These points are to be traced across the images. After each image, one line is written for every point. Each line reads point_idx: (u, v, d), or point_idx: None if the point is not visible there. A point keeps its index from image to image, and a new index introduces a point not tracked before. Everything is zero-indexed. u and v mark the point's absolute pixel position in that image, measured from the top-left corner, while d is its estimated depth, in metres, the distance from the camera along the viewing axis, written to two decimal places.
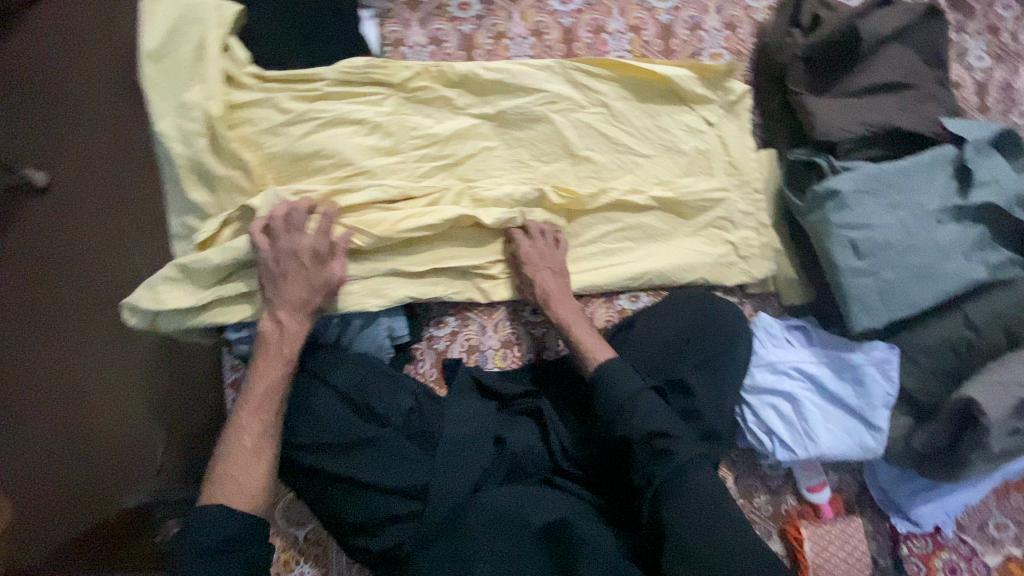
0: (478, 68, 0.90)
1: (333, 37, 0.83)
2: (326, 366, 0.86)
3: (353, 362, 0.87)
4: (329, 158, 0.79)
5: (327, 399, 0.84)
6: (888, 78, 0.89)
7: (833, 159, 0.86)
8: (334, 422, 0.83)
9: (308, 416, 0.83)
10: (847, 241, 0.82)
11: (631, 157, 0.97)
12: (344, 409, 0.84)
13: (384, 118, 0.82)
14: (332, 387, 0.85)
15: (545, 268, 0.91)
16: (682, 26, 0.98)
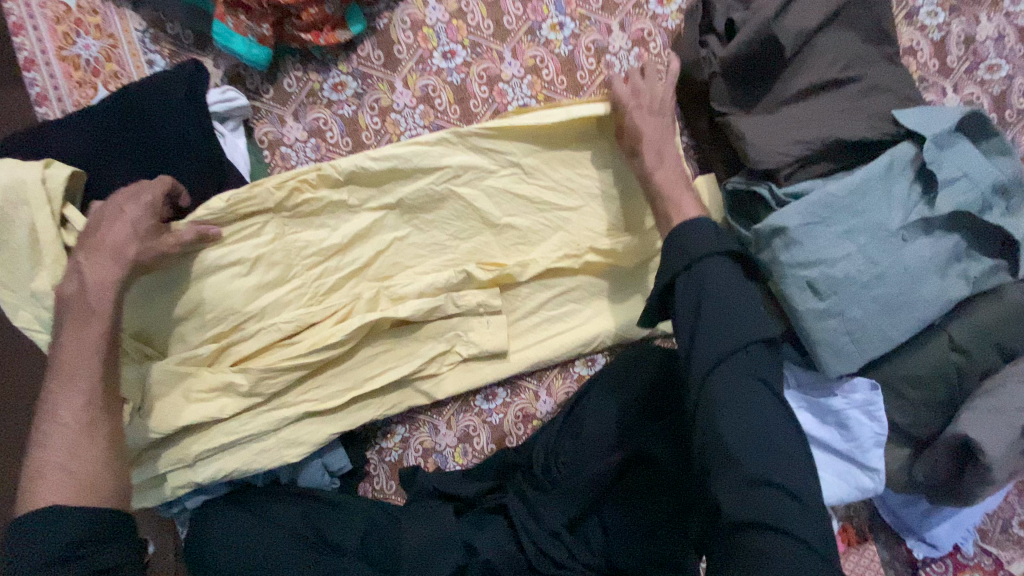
0: (364, 159, 0.77)
1: (190, 170, 0.74)
2: (273, 507, 0.83)
3: (300, 502, 0.84)
4: (215, 308, 0.73)
5: (271, 546, 0.79)
6: (824, 76, 0.77)
7: (776, 187, 0.76)
8: (286, 569, 0.77)
9: (254, 571, 0.78)
10: (802, 281, 0.72)
11: (556, 213, 0.85)
12: (294, 549, 0.79)
13: (266, 250, 0.75)
14: (283, 529, 0.81)
15: (642, 107, 0.78)
16: (585, 53, 0.87)
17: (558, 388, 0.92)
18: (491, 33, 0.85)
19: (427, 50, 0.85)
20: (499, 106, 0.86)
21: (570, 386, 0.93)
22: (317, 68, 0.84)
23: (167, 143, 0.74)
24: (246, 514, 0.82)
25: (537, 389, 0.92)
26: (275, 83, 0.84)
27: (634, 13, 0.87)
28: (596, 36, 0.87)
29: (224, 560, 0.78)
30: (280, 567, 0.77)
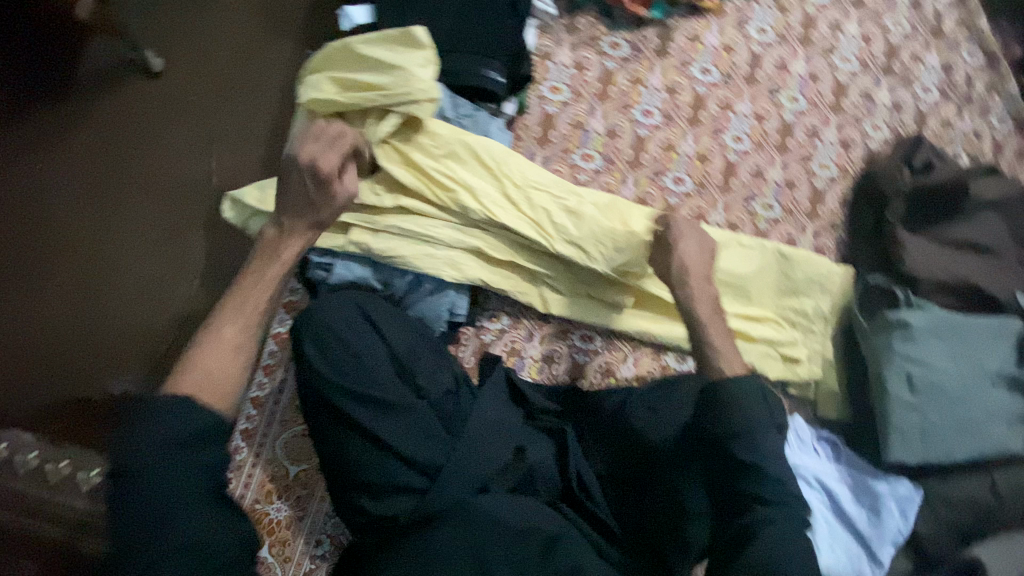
0: (598, 220, 0.90)
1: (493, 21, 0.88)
2: (385, 319, 0.84)
3: (407, 325, 0.86)
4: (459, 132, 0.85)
5: (373, 344, 0.82)
6: (982, 240, 0.92)
7: (911, 295, 0.89)
8: (374, 374, 0.81)
9: (346, 356, 0.80)
10: (904, 373, 0.85)
11: (719, 227, 1.00)
12: (387, 367, 0.82)
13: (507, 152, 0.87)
14: (387, 344, 0.84)
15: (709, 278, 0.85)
16: (802, 128, 1.04)
17: (644, 365, 0.99)
18: (743, 75, 1.03)
19: (691, 59, 1.03)
20: (721, 128, 1.03)
21: (655, 368, 0.99)
22: (607, 26, 1.02)
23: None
24: (358, 311, 0.83)
25: (627, 355, 0.99)
26: (572, 18, 1.02)
27: (851, 121, 1.04)
28: (816, 122, 1.04)
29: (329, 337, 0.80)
30: (372, 371, 0.81)
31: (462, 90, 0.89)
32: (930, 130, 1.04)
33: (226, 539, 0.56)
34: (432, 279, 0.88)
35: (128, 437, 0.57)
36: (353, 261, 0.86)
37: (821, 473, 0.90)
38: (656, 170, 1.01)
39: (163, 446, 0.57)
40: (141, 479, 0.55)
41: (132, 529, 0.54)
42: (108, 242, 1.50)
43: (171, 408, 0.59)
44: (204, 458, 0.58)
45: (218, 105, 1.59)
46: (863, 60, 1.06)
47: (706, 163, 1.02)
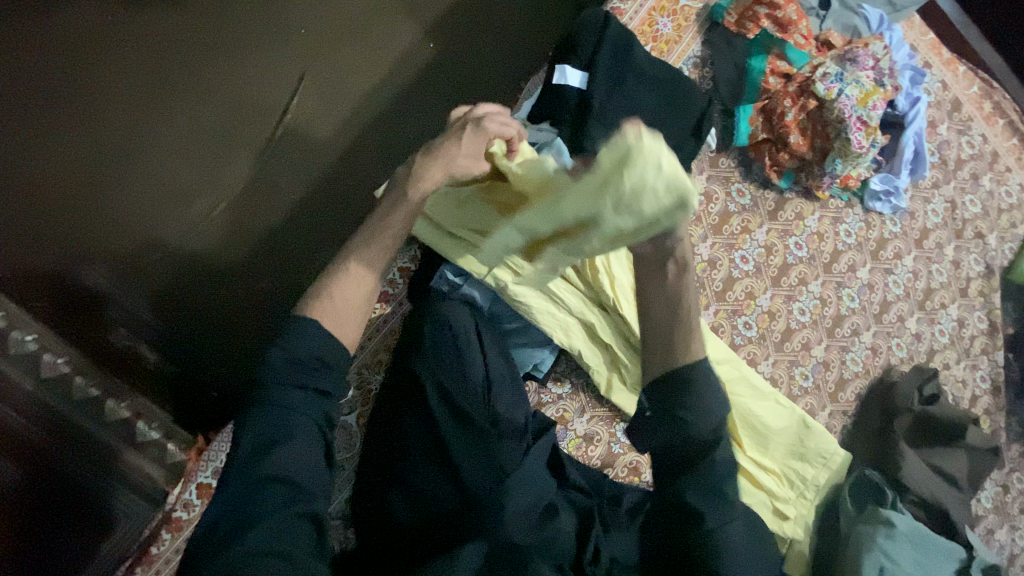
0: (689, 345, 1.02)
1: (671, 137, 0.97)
2: (492, 346, 0.91)
3: (508, 362, 0.93)
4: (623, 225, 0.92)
5: (476, 361, 0.89)
6: (953, 473, 1.11)
7: (897, 499, 1.05)
8: (466, 391, 0.87)
9: (451, 363, 0.87)
10: (879, 565, 0.97)
11: (763, 379, 1.12)
12: (478, 389, 0.88)
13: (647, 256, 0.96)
14: (486, 366, 0.90)
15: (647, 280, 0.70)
16: (849, 324, 1.21)
17: None
18: (822, 262, 1.20)
19: (792, 231, 1.18)
20: (793, 297, 1.17)
21: None
22: (740, 173, 1.15)
23: (676, 119, 0.98)
24: (476, 327, 0.91)
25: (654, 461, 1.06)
26: (717, 155, 1.14)
27: (884, 333, 1.23)
28: (859, 323, 1.21)
29: (444, 344, 0.88)
30: (466, 388, 0.87)
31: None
32: (935, 365, 1.26)
33: (317, 474, 0.66)
34: (538, 333, 0.96)
35: (278, 357, 0.67)
36: (479, 286, 0.95)
37: None
38: (735, 309, 1.13)
39: (298, 375, 0.67)
40: (280, 394, 0.67)
41: (260, 435, 0.65)
42: (147, 111, 1.24)
43: (314, 345, 0.68)
44: (320, 395, 0.69)
45: (325, 37, 1.38)
46: (907, 289, 1.26)
47: (772, 320, 1.15)
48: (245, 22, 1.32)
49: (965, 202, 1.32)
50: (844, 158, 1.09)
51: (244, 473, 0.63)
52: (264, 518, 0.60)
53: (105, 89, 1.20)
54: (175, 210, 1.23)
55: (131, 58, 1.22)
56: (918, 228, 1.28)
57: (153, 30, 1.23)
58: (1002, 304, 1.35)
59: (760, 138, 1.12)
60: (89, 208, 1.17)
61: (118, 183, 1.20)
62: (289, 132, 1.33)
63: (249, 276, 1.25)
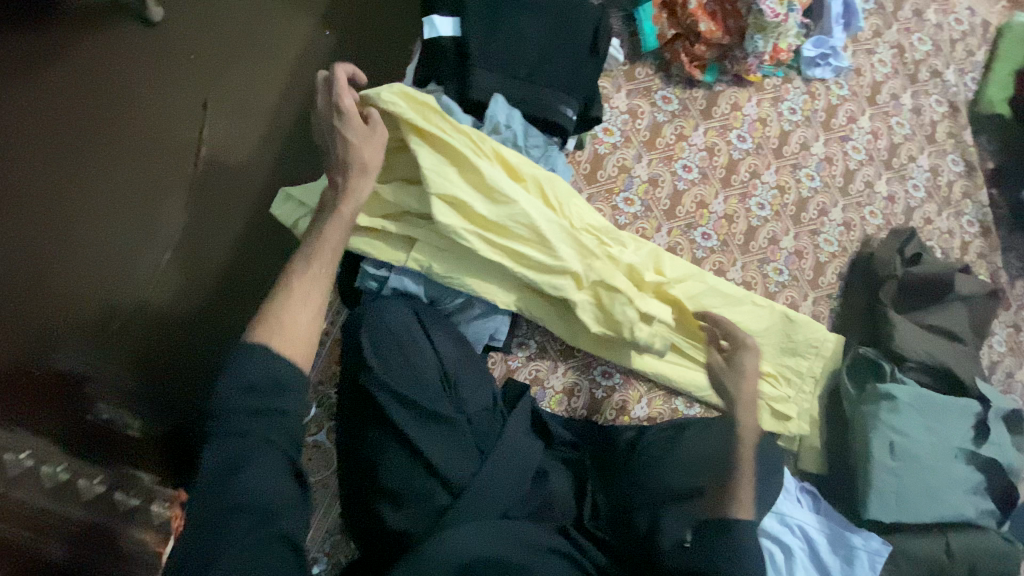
0: (646, 270, 0.96)
1: (570, 59, 0.89)
2: (441, 333, 0.87)
3: (463, 343, 0.88)
4: (531, 176, 0.86)
5: (425, 353, 0.84)
6: (950, 327, 1.07)
7: (895, 369, 1.02)
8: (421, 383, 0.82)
9: (401, 358, 0.83)
10: (887, 440, 0.95)
11: (735, 287, 1.07)
12: (435, 378, 0.84)
13: (568, 198, 0.90)
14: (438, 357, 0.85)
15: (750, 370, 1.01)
16: (814, 205, 1.14)
17: (656, 407, 1.04)
18: (772, 149, 1.13)
19: (732, 125, 1.11)
20: (748, 193, 1.11)
21: (666, 410, 1.04)
22: (662, 79, 1.08)
23: (569, 37, 0.90)
24: (415, 318, 0.86)
25: (642, 395, 1.04)
26: (631, 67, 1.07)
27: (855, 206, 1.17)
28: (826, 201, 1.15)
29: (386, 340, 0.83)
30: (420, 379, 0.83)
31: (535, 121, 0.89)
32: (915, 224, 1.19)
33: (282, 498, 0.64)
34: (483, 303, 0.89)
35: (231, 385, 0.66)
36: (408, 273, 0.88)
37: (807, 526, 0.98)
38: (688, 223, 1.07)
39: (249, 399, 0.65)
40: (235, 418, 0.64)
41: (221, 461, 0.63)
42: (67, 177, 1.20)
43: (260, 368, 0.67)
44: (277, 416, 0.66)
45: (220, 61, 1.34)
46: (870, 152, 1.18)
47: (731, 224, 1.10)
48: (139, 67, 1.29)
49: (912, 43, 1.23)
50: (763, 32, 1.05)
51: (208, 500, 0.62)
52: (231, 553, 0.58)
53: (27, 172, 1.16)
54: (124, 271, 1.21)
55: (43, 134, 1.20)
56: (869, 84, 1.20)
57: (62, 102, 1.22)
58: (975, 140, 1.27)
59: (668, 36, 1.07)
60: (36, 288, 1.13)
61: (59, 258, 1.17)
62: (210, 163, 1.29)
63: (215, 318, 1.22)
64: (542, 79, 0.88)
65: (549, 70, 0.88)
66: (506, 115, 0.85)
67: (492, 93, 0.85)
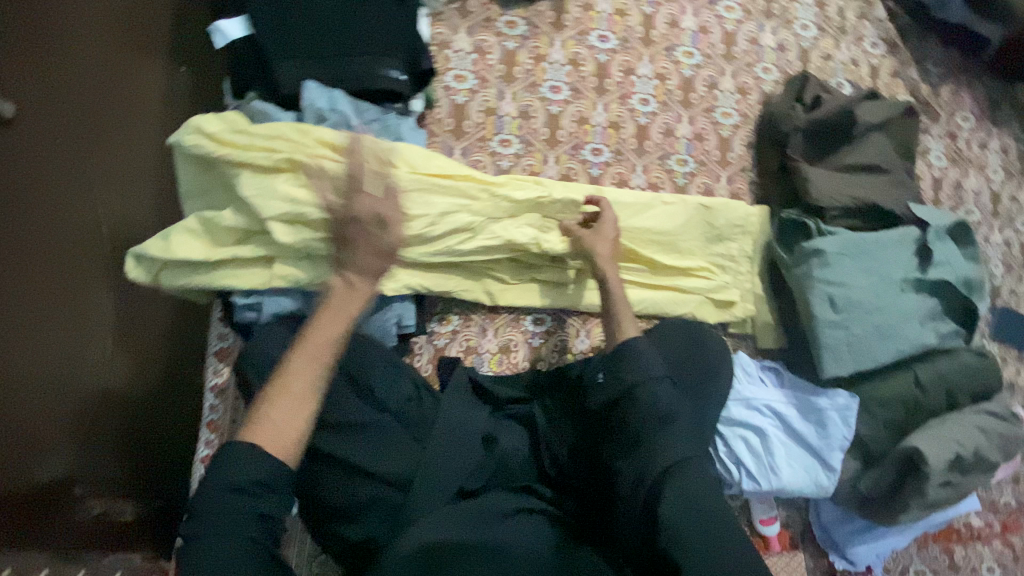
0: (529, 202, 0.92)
1: (379, 16, 0.83)
2: (335, 343, 0.83)
3: (368, 352, 0.85)
4: (369, 152, 0.82)
5: None
6: (870, 161, 1.01)
7: (821, 223, 0.97)
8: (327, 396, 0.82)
9: None
10: (825, 296, 0.92)
11: (641, 193, 1.02)
12: (340, 385, 0.83)
13: (418, 158, 0.85)
14: (338, 367, 0.84)
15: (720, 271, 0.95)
16: (701, 82, 1.08)
17: (597, 335, 1.03)
18: (638, 39, 1.06)
19: (588, 28, 1.04)
20: (627, 92, 1.05)
21: (608, 335, 1.03)
22: (500, 6, 1.01)
23: None
24: (303, 338, 0.80)
25: (579, 328, 1.03)
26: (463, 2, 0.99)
27: (744, 68, 1.10)
28: (713, 74, 1.08)
29: (274, 368, 0.77)
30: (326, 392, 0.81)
31: (362, 94, 0.84)
32: (814, 65, 1.12)
33: None
34: (373, 297, 0.87)
35: (210, 494, 0.59)
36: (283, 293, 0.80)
37: (775, 403, 0.97)
38: (574, 144, 1.02)
39: (232, 500, 0.59)
40: (216, 534, 0.57)
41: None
42: None
43: (248, 468, 0.60)
44: (263, 517, 0.60)
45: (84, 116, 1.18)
46: (745, 7, 1.11)
47: (619, 130, 1.04)
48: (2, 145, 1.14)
49: None
50: None
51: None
52: None
53: None
54: (65, 367, 1.08)
55: None
56: None
57: None
58: None
59: None
60: None
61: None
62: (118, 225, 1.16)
63: (180, 391, 1.12)
64: (353, 49, 0.82)
65: (358, 36, 0.82)
66: (328, 99, 0.80)
67: (301, 82, 0.79)
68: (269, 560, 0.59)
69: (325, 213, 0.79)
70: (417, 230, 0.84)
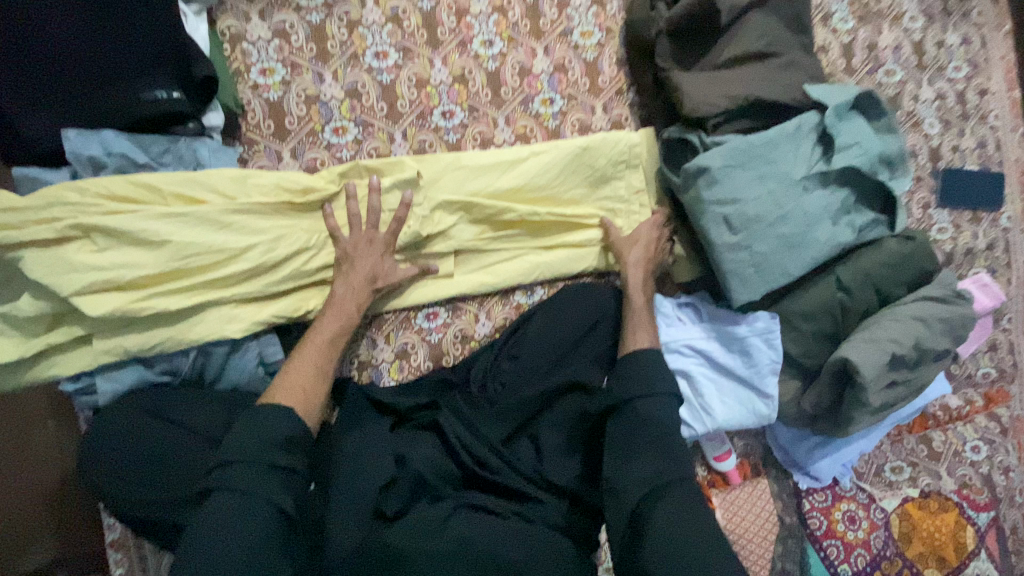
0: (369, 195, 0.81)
1: (133, 31, 0.72)
2: (181, 407, 0.72)
3: (209, 401, 0.73)
4: (166, 189, 0.71)
5: (179, 438, 0.70)
6: (750, 48, 0.87)
7: (705, 136, 0.86)
8: (190, 466, 0.68)
9: (158, 462, 0.68)
10: (720, 218, 0.82)
11: (507, 150, 0.91)
12: (202, 452, 0.69)
13: (226, 182, 0.74)
14: (194, 430, 0.70)
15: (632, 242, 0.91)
16: (548, 3, 0.94)
17: (498, 314, 0.96)
18: None
19: None
20: (465, 38, 0.92)
21: (508, 312, 0.96)
22: None
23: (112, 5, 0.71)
24: (148, 410, 0.71)
25: (477, 312, 0.95)
26: None
27: None
28: None
29: (125, 455, 0.68)
30: (184, 467, 0.68)
31: (144, 125, 0.73)
32: None
33: (264, 558, 0.56)
34: (219, 342, 0.74)
35: (239, 443, 0.61)
36: (119, 367, 0.72)
37: (697, 341, 0.90)
38: (419, 113, 0.91)
39: (266, 451, 0.61)
40: (245, 476, 0.59)
41: (214, 526, 0.56)
42: None
43: (274, 426, 0.64)
44: (284, 476, 0.62)
45: None
46: None
47: (467, 84, 0.92)
48: None
49: None
50: None
51: (191, 564, 0.54)
52: None
53: None
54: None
55: None
56: None
57: None
58: None
59: None
60: None
61: None
62: None
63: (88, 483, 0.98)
64: (113, 77, 0.71)
65: (112, 61, 0.71)
66: (99, 143, 0.70)
67: (61, 131, 0.69)
68: (284, 519, 0.60)
69: (129, 264, 0.67)
70: (243, 260, 0.73)
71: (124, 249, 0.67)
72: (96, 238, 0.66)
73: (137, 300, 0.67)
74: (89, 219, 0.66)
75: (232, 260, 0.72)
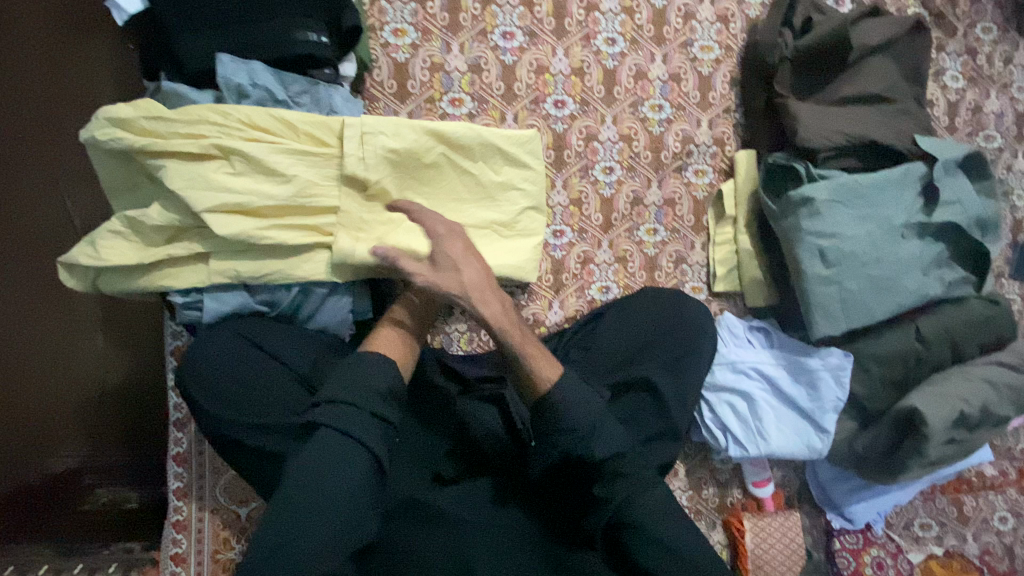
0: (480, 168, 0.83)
1: None
2: (278, 339, 0.74)
3: (304, 338, 0.76)
4: (299, 126, 0.73)
5: (270, 370, 0.72)
6: (869, 90, 0.89)
7: (811, 167, 0.87)
8: (280, 396, 0.70)
9: (247, 389, 0.70)
10: (816, 249, 0.83)
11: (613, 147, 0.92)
12: (292, 387, 0.72)
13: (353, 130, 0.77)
14: (286, 364, 0.73)
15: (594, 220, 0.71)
16: (674, 12, 0.95)
17: (571, 305, 0.95)
18: None
19: None
20: (590, 32, 0.93)
21: (582, 305, 0.95)
22: None
23: None
24: (244, 338, 0.73)
25: (551, 300, 0.94)
26: None
27: None
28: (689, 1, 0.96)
29: (219, 377, 0.70)
30: (275, 397, 0.70)
31: (288, 63, 0.76)
32: None
33: (357, 504, 0.58)
34: (322, 284, 0.77)
35: (342, 386, 0.64)
36: (225, 290, 0.74)
37: (765, 366, 0.91)
38: (534, 97, 0.92)
39: (368, 398, 0.64)
40: (347, 417, 0.62)
41: (317, 464, 0.59)
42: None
43: (377, 375, 0.66)
44: (382, 427, 0.64)
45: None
46: None
47: (584, 77, 0.94)
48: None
49: None
50: None
51: (296, 495, 0.57)
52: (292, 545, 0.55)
53: None
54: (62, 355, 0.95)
55: None
56: None
57: None
58: None
59: None
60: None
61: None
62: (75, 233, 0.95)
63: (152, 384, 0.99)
64: (269, 13, 0.73)
65: None
66: (247, 73, 0.72)
67: (214, 56, 0.72)
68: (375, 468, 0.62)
69: (256, 192, 0.69)
70: (359, 207, 0.75)
71: (255, 178, 0.70)
72: (234, 160, 0.69)
73: (255, 227, 0.69)
74: (229, 144, 0.68)
75: (347, 205, 0.74)
